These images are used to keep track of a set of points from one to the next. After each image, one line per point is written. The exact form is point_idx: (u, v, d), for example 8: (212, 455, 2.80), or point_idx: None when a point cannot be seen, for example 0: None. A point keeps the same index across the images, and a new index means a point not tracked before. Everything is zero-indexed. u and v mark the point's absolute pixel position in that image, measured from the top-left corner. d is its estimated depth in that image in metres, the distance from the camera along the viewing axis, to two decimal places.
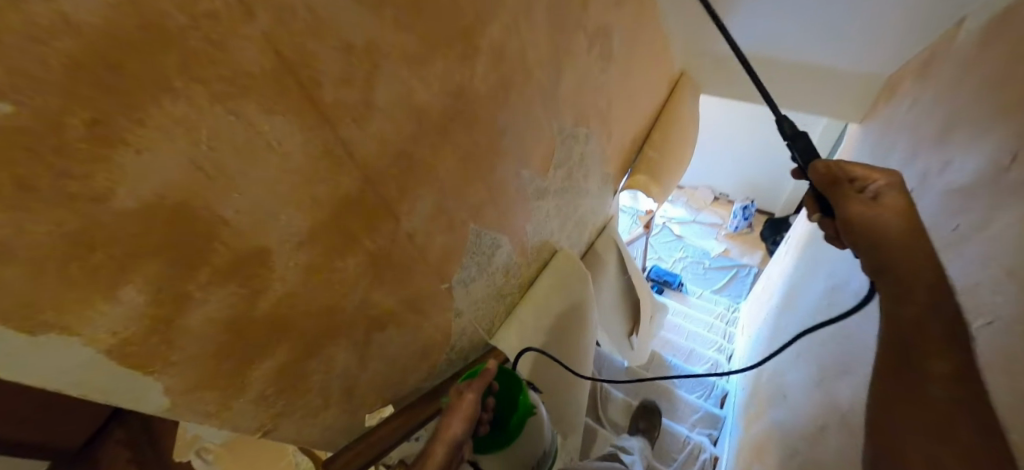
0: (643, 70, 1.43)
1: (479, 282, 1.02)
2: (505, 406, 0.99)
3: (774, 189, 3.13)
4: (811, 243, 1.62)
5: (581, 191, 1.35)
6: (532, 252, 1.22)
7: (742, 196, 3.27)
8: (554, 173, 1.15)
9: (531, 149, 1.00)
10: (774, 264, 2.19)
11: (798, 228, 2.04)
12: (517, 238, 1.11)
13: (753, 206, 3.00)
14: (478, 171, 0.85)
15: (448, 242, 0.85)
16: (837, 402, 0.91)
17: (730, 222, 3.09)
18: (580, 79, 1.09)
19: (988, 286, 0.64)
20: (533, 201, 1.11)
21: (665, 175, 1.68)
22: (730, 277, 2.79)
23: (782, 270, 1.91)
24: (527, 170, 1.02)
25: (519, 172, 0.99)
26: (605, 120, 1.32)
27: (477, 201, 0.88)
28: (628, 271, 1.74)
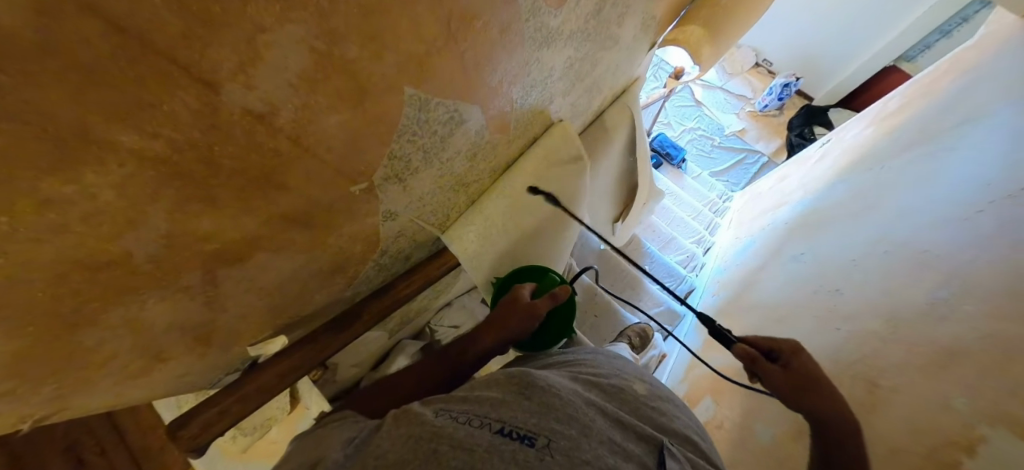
0: None
1: (426, 173, 0.66)
2: (554, 321, 0.93)
3: (827, 69, 2.49)
4: (867, 158, 1.22)
5: (607, 38, 0.88)
6: (518, 123, 0.83)
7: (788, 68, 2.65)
8: (575, 2, 0.68)
9: None
10: (790, 163, 1.82)
11: (835, 132, 1.68)
12: (494, 109, 0.70)
13: (797, 85, 2.43)
14: None
15: (358, 122, 0.47)
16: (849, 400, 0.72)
17: (761, 98, 2.55)
18: None
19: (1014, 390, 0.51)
20: (532, 49, 0.66)
21: (730, 31, 1.17)
22: (736, 162, 2.44)
23: (795, 177, 1.63)
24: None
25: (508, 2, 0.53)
26: None
27: (415, 52, 0.46)
28: (636, 152, 1.37)
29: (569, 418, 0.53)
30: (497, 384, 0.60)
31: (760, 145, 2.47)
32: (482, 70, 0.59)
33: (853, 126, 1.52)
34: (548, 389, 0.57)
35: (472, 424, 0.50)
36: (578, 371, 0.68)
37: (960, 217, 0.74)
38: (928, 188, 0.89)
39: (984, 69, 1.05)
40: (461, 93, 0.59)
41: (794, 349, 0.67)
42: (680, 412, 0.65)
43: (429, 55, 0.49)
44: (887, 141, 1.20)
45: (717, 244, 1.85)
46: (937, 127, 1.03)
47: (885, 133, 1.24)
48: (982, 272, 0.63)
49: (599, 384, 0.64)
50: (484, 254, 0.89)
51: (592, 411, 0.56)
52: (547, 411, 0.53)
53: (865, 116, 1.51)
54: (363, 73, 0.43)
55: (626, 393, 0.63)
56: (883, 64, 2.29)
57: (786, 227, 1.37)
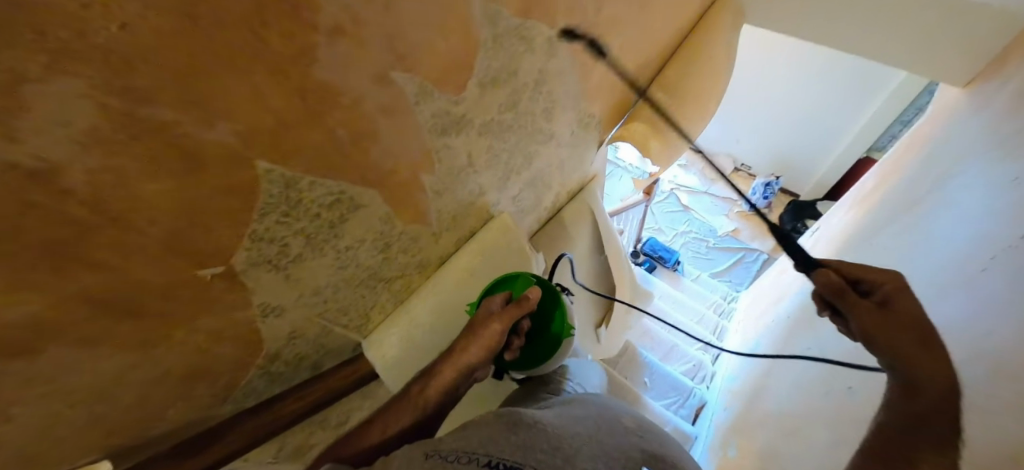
0: None
1: (317, 261, 0.61)
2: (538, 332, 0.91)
3: (804, 168, 2.61)
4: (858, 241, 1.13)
5: (536, 133, 0.90)
6: (445, 215, 0.80)
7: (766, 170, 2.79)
8: (480, 95, 0.70)
9: (424, 53, 0.57)
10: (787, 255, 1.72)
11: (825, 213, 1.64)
12: (403, 195, 0.68)
13: (775, 185, 2.64)
14: (257, 64, 0.42)
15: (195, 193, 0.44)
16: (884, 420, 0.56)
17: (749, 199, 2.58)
18: None
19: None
20: (437, 137, 0.67)
21: (677, 128, 1.21)
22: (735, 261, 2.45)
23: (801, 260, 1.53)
24: (415, 87, 0.59)
25: (392, 89, 0.56)
26: (590, 24, 0.84)
27: (269, 125, 0.46)
28: (607, 249, 1.31)
29: (555, 449, 0.56)
30: (486, 422, 0.62)
31: (756, 243, 2.46)
32: (368, 149, 0.58)
33: (836, 210, 1.46)
34: (535, 425, 0.60)
35: (460, 461, 0.52)
36: (570, 409, 0.71)
37: (989, 301, 0.62)
38: (935, 256, 0.80)
39: (945, 143, 1.03)
40: (343, 172, 0.57)
41: (894, 283, 0.60)
42: (666, 440, 0.68)
43: (285, 126, 0.48)
44: (874, 221, 1.12)
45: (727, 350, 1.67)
46: (924, 203, 0.96)
47: (868, 208, 1.19)
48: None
49: (587, 420, 0.67)
50: (409, 360, 0.78)
51: (579, 440, 0.60)
52: (532, 444, 0.56)
53: (843, 199, 1.46)
54: (191, 138, 0.41)
55: (616, 427, 0.66)
56: (857, 156, 2.37)
57: (789, 321, 1.23)
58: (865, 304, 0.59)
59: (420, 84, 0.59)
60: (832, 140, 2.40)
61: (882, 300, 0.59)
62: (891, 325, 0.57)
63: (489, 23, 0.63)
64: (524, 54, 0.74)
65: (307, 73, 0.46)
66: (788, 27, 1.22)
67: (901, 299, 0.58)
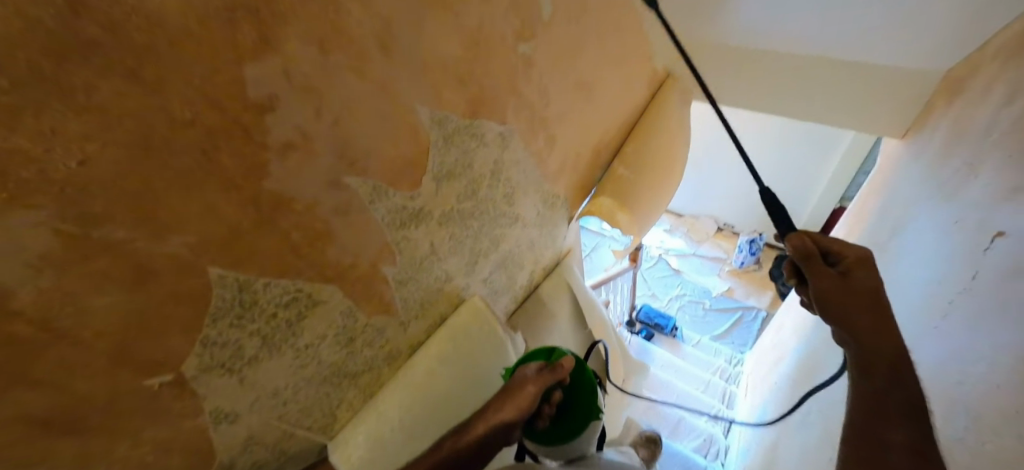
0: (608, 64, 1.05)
1: (275, 361, 0.62)
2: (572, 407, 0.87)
3: (785, 221, 2.71)
4: None
5: (500, 217, 0.95)
6: (411, 303, 0.81)
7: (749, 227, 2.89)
8: (436, 188, 0.76)
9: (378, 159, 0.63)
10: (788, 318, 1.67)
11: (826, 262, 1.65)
12: (364, 287, 0.70)
13: (763, 240, 2.67)
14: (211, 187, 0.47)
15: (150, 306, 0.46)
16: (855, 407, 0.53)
17: (735, 256, 2.74)
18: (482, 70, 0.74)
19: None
20: (393, 230, 0.71)
21: (643, 200, 1.25)
22: (734, 322, 2.48)
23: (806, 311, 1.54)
24: (370, 189, 0.64)
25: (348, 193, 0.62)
26: (538, 117, 0.93)
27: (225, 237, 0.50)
28: (591, 321, 1.29)
29: None
30: None
31: (752, 301, 2.55)
32: (324, 247, 0.61)
33: None
34: None
35: None
36: None
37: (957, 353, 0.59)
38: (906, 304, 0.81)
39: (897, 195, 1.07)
40: (299, 270, 0.60)
41: (858, 258, 0.58)
42: None
43: (237, 233, 0.52)
44: None
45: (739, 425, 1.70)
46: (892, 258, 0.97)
47: None
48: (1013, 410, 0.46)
49: None
50: (377, 461, 0.74)
51: None
52: None
53: None
54: (143, 255, 0.44)
55: None
56: (832, 206, 2.46)
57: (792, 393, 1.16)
58: (820, 268, 0.58)
59: (373, 184, 0.64)
60: (805, 194, 2.52)
61: (845, 269, 0.58)
62: (842, 293, 0.56)
63: (437, 127, 0.71)
64: (477, 149, 0.81)
65: (262, 189, 0.52)
66: (730, 100, 1.34)
67: (857, 273, 0.57)
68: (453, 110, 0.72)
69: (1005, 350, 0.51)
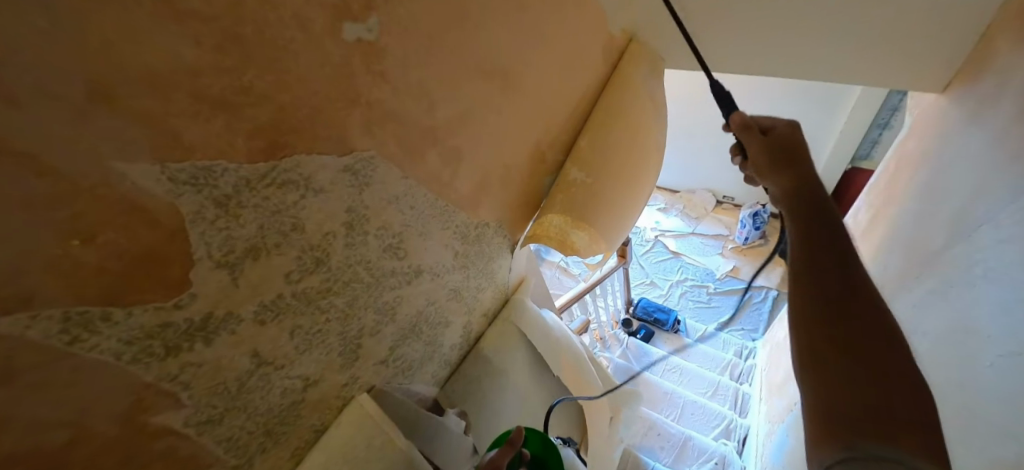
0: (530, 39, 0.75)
1: None
2: None
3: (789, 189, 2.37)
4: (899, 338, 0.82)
5: (386, 279, 0.67)
6: (242, 438, 0.55)
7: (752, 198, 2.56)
8: (229, 279, 0.48)
9: (64, 266, 0.35)
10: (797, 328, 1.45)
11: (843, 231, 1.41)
12: (126, 455, 0.44)
13: (767, 211, 2.33)
14: None
15: None
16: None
17: (738, 232, 2.43)
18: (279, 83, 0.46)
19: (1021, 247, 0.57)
20: (155, 360, 0.44)
21: (609, 209, 0.95)
22: (743, 305, 2.17)
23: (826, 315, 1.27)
24: (73, 312, 0.37)
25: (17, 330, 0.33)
26: (419, 131, 0.64)
27: None
28: (551, 365, 1.01)
29: None
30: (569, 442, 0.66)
31: (761, 280, 2.24)
32: None
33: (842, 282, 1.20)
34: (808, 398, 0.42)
35: None
36: None
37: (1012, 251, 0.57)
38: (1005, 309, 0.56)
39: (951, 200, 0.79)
40: None
41: (787, 125, 0.66)
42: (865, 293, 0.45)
43: None
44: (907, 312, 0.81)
45: (753, 432, 1.47)
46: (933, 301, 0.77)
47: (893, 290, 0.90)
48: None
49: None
50: None
51: None
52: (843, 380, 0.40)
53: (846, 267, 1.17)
54: None
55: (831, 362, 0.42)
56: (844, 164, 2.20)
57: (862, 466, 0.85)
58: (751, 135, 0.67)
59: (67, 314, 0.37)
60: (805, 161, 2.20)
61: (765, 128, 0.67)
62: (766, 147, 0.65)
63: (193, 190, 0.42)
64: (302, 201, 0.52)
65: None
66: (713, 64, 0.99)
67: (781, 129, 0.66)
68: (226, 155, 0.44)
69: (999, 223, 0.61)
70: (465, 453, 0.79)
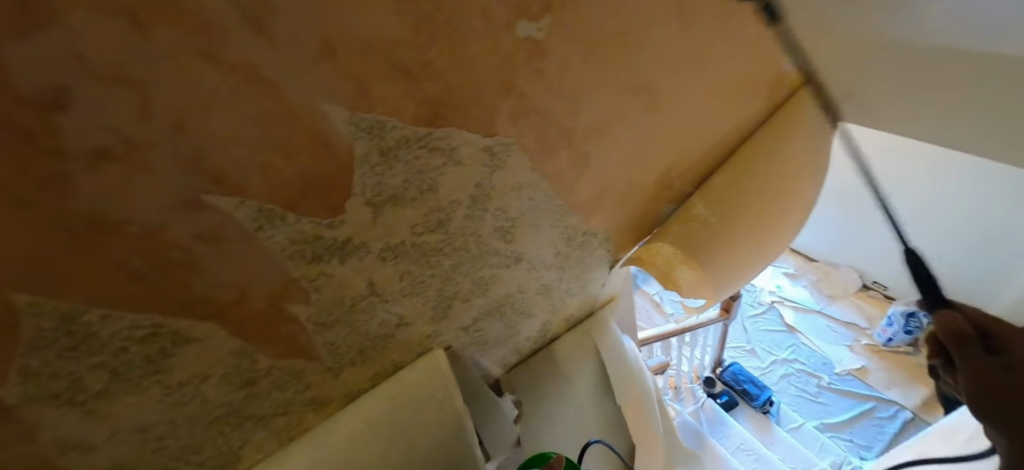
0: (694, 65, 0.72)
1: (138, 396, 0.52)
2: None
3: None
4: None
5: (490, 256, 0.72)
6: (343, 347, 0.65)
7: None
8: (371, 216, 0.57)
9: (267, 172, 0.47)
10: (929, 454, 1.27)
11: None
12: (263, 326, 0.57)
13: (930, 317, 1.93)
14: None
15: None
16: None
17: (880, 329, 2.04)
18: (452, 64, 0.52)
19: None
20: (304, 262, 0.55)
21: (724, 256, 0.89)
22: (861, 413, 1.89)
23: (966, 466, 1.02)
24: (265, 208, 0.49)
25: (225, 208, 0.46)
26: (558, 130, 0.67)
27: (29, 263, 0.38)
28: (615, 391, 0.99)
29: None
30: None
31: (894, 393, 1.92)
32: (190, 280, 0.49)
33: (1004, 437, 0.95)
34: None
35: None
36: None
37: None
38: None
39: None
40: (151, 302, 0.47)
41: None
42: None
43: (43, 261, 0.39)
44: None
45: None
46: None
47: None
48: None
49: None
50: None
51: None
52: None
53: None
54: None
55: None
56: None
57: None
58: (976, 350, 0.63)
59: (259, 209, 0.49)
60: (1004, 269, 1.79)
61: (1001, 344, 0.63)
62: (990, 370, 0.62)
63: (366, 137, 0.51)
64: (443, 167, 0.60)
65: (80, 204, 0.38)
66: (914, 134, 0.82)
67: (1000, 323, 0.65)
68: (396, 114, 0.52)
69: None
70: (506, 439, 0.83)
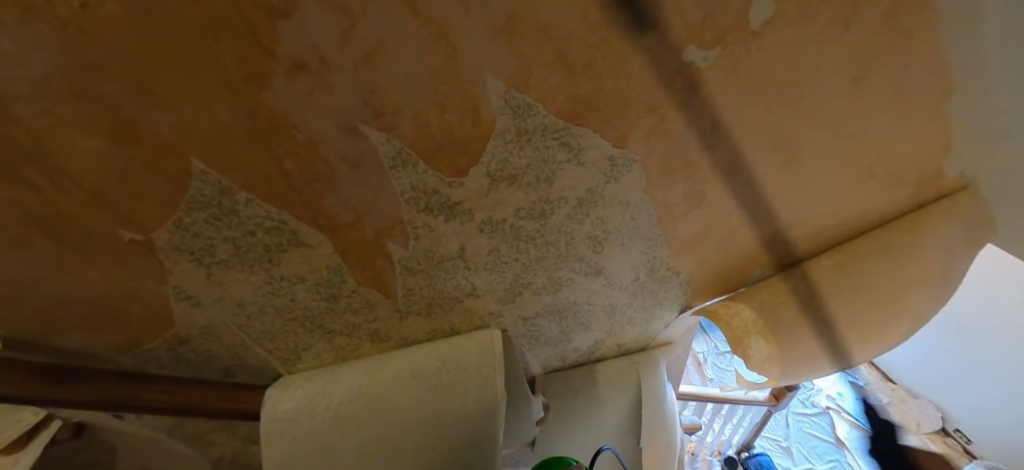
0: (847, 137, 0.68)
1: (247, 276, 0.59)
2: None
3: None
4: None
5: (573, 260, 0.73)
6: (417, 296, 0.70)
7: None
8: (487, 187, 0.60)
9: (420, 122, 0.51)
10: None
11: None
12: (361, 253, 0.62)
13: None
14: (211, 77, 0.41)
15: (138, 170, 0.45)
16: None
17: None
18: (613, 71, 0.53)
19: None
20: (416, 209, 0.59)
21: (805, 340, 0.85)
22: None
23: None
24: (405, 151, 0.53)
25: (375, 142, 0.51)
26: (684, 163, 0.66)
27: (220, 137, 0.45)
28: (642, 434, 0.96)
29: None
30: None
31: None
32: (322, 193, 0.54)
33: None
34: None
35: None
36: None
37: None
38: None
39: None
40: (285, 201, 0.54)
41: None
42: None
43: (227, 139, 0.46)
44: None
45: None
46: None
47: None
48: None
49: None
50: (302, 439, 0.66)
51: None
52: None
53: None
54: (130, 124, 0.41)
55: None
56: None
57: None
58: None
59: (400, 150, 0.53)
60: None
61: None
62: None
63: (511, 114, 0.54)
64: (565, 163, 0.61)
65: (272, 101, 0.44)
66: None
67: None
68: (544, 102, 0.54)
69: None
70: (524, 433, 0.85)
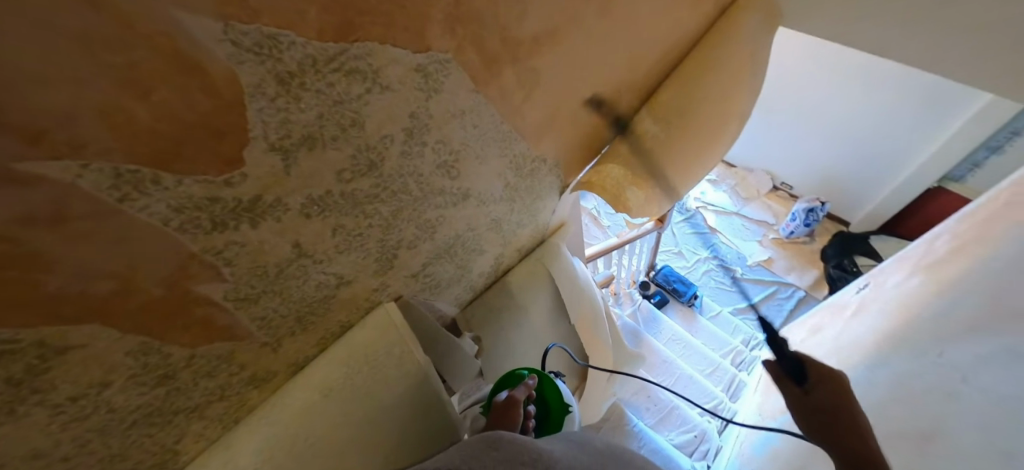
0: None
1: (16, 425, 0.39)
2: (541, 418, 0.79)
3: (859, 194, 2.19)
4: (887, 380, 0.82)
5: (434, 197, 0.64)
6: (275, 319, 0.57)
7: (811, 193, 2.38)
8: (279, 165, 0.45)
9: (121, 118, 0.32)
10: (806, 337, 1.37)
11: (901, 257, 1.23)
12: (167, 315, 0.45)
13: (823, 210, 2.22)
14: None
15: None
16: (964, 364, 0.66)
17: (785, 224, 2.34)
18: None
19: (950, 329, 0.75)
20: (200, 232, 0.43)
21: (671, 174, 0.88)
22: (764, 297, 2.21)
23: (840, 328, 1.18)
24: (129, 170, 0.35)
25: (64, 176, 0.31)
26: (503, 44, 0.57)
27: None
28: (571, 311, 1.03)
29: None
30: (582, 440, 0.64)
31: (791, 277, 2.23)
32: (39, 280, 0.34)
33: (872, 316, 1.06)
34: None
35: None
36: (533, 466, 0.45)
37: (991, 324, 0.67)
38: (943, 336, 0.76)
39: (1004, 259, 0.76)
40: None
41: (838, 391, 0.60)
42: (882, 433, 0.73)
43: None
44: (888, 368, 0.84)
45: (738, 413, 1.51)
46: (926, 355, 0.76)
47: (899, 326, 0.91)
48: (973, 311, 0.74)
49: None
50: None
51: None
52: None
53: (879, 308, 1.07)
54: None
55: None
56: (928, 183, 1.91)
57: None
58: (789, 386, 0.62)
59: (117, 170, 0.34)
60: (894, 153, 1.94)
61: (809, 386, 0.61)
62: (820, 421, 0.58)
63: (255, 59, 0.38)
64: (367, 96, 0.48)
65: None
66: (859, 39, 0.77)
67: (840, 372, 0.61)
68: (293, 25, 0.38)
69: (938, 349, 0.74)
70: (468, 376, 0.82)
